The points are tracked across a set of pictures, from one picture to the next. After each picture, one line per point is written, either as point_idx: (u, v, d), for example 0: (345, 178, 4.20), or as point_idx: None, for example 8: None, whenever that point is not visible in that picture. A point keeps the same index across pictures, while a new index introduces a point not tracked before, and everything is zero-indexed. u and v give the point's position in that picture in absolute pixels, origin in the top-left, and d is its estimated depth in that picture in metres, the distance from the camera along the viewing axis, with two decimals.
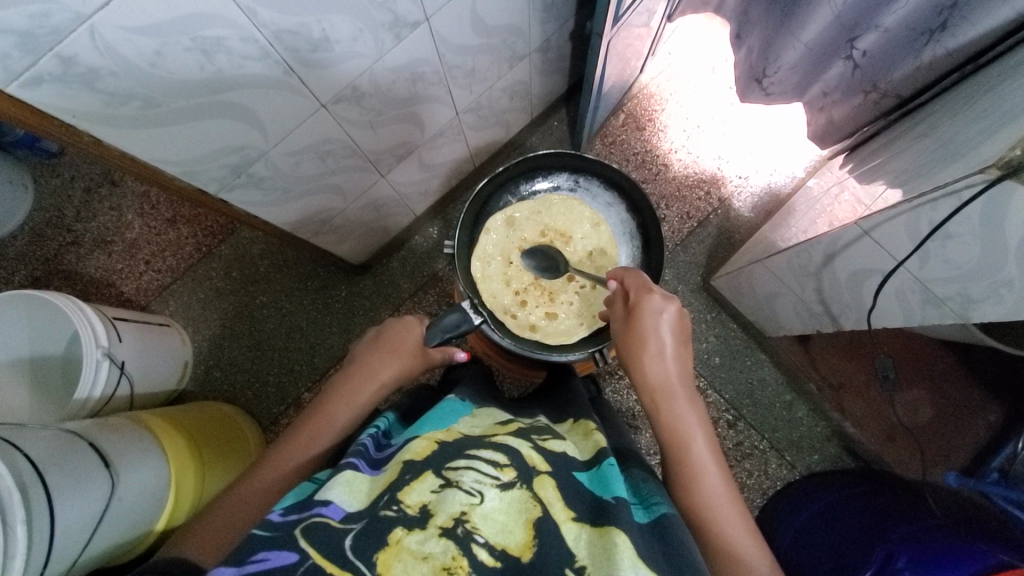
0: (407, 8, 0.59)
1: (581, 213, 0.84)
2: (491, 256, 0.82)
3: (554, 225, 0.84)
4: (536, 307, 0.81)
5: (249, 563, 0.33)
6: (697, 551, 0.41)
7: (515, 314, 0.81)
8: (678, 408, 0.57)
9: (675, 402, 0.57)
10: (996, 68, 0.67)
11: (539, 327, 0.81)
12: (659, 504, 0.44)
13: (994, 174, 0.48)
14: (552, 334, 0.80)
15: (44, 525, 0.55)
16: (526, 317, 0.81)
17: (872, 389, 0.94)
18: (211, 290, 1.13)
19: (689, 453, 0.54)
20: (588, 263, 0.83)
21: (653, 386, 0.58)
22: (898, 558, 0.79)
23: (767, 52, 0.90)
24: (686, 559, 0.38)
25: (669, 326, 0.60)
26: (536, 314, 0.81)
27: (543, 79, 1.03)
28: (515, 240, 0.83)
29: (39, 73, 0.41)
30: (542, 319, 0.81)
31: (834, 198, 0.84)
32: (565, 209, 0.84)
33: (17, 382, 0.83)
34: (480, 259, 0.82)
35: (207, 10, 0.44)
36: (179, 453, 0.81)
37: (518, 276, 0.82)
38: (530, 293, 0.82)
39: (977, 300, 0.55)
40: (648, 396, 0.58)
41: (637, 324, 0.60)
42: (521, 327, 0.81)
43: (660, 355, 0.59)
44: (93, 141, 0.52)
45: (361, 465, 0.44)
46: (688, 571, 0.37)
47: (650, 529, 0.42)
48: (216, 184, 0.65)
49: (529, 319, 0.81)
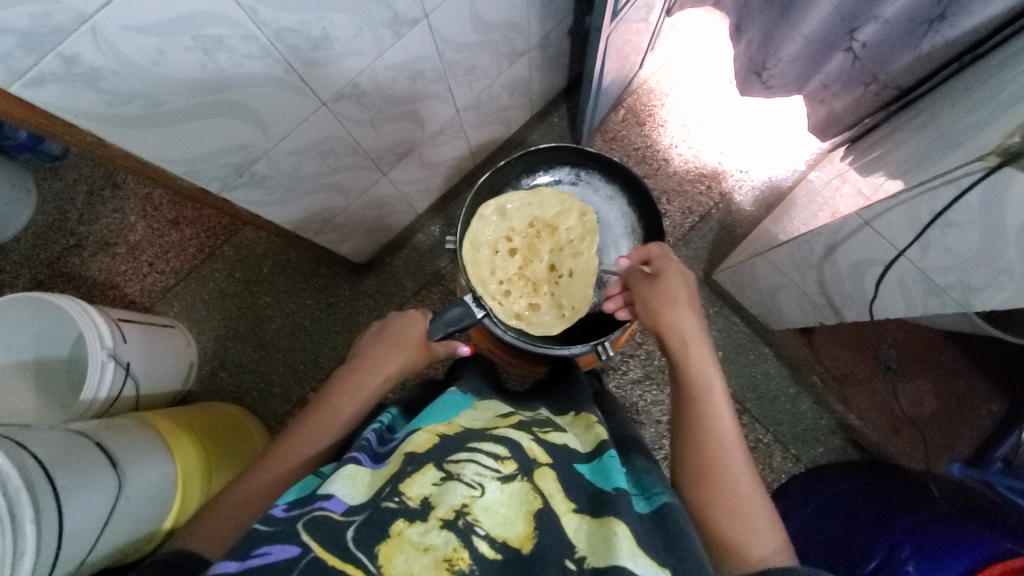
0: (406, 6, 0.59)
1: (571, 204, 0.83)
2: (479, 244, 0.80)
3: (544, 217, 0.82)
4: (522, 297, 0.79)
5: (251, 557, 0.33)
6: (699, 537, 0.41)
7: (499, 302, 0.78)
8: (699, 356, 0.60)
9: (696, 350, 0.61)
10: (996, 58, 0.67)
11: (524, 316, 0.79)
12: (660, 493, 0.44)
13: (993, 161, 0.48)
14: (534, 325, 0.79)
15: (53, 524, 0.56)
16: (512, 307, 0.79)
17: (876, 380, 0.94)
18: (216, 291, 1.14)
19: (704, 399, 0.58)
20: (575, 252, 0.80)
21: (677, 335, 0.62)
22: (902, 547, 0.83)
23: (766, 45, 0.90)
24: (686, 549, 0.39)
25: (684, 289, 0.65)
26: (521, 304, 0.79)
27: (543, 75, 1.03)
28: (504, 228, 0.81)
29: (42, 72, 0.42)
30: (526, 310, 0.79)
31: (835, 190, 0.84)
32: (557, 201, 0.83)
33: (22, 385, 0.84)
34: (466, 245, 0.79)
35: (207, 9, 0.45)
36: (186, 455, 0.81)
37: (505, 264, 0.80)
38: (514, 283, 0.79)
39: (979, 288, 0.56)
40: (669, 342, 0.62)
41: (662, 284, 0.65)
42: (505, 315, 0.78)
43: (685, 308, 0.63)
44: (98, 142, 0.52)
45: (363, 459, 0.44)
46: (687, 561, 0.38)
47: (650, 518, 0.42)
48: (219, 183, 0.65)
49: (514, 309, 0.79)
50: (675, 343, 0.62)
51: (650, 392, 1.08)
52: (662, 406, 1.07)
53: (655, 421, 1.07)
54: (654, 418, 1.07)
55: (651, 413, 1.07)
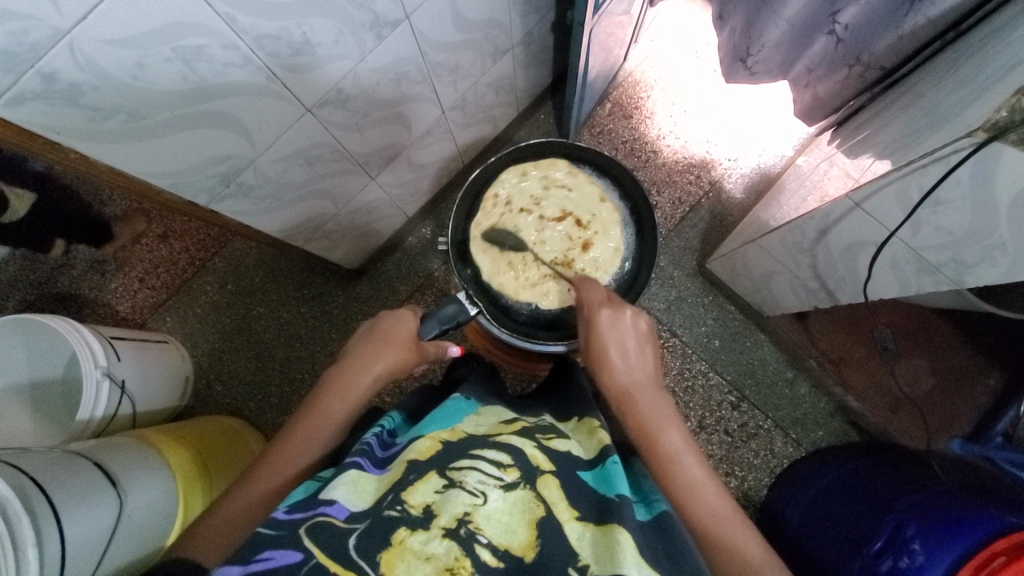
0: (386, 7, 0.59)
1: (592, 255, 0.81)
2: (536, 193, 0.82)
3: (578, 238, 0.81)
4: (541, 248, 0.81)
5: (253, 563, 0.33)
6: (696, 547, 0.42)
7: (496, 226, 0.81)
8: (644, 404, 0.55)
9: (642, 399, 0.56)
10: (979, 33, 0.67)
11: (515, 265, 0.80)
12: (661, 503, 0.46)
13: (982, 137, 0.48)
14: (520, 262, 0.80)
15: (55, 545, 0.55)
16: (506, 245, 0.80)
17: (874, 361, 0.95)
18: (208, 304, 1.13)
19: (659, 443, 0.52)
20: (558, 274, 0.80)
21: (619, 388, 0.57)
22: (907, 526, 0.78)
23: (750, 31, 0.89)
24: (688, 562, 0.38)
25: (629, 332, 0.60)
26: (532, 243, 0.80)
27: (527, 72, 1.03)
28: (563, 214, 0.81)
29: (22, 91, 0.41)
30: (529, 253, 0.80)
31: (824, 173, 0.84)
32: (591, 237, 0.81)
33: (16, 409, 0.83)
34: (527, 170, 0.83)
35: (188, 18, 0.44)
36: (186, 471, 0.80)
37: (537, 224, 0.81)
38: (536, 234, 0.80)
39: (972, 264, 0.56)
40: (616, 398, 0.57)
41: (596, 334, 0.61)
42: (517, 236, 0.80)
43: (619, 357, 0.59)
44: (81, 158, 0.51)
45: (366, 465, 0.44)
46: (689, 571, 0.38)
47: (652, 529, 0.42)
48: (206, 195, 0.64)
49: (497, 281, 0.80)
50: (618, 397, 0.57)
51: None
52: None
53: None
54: None
55: None
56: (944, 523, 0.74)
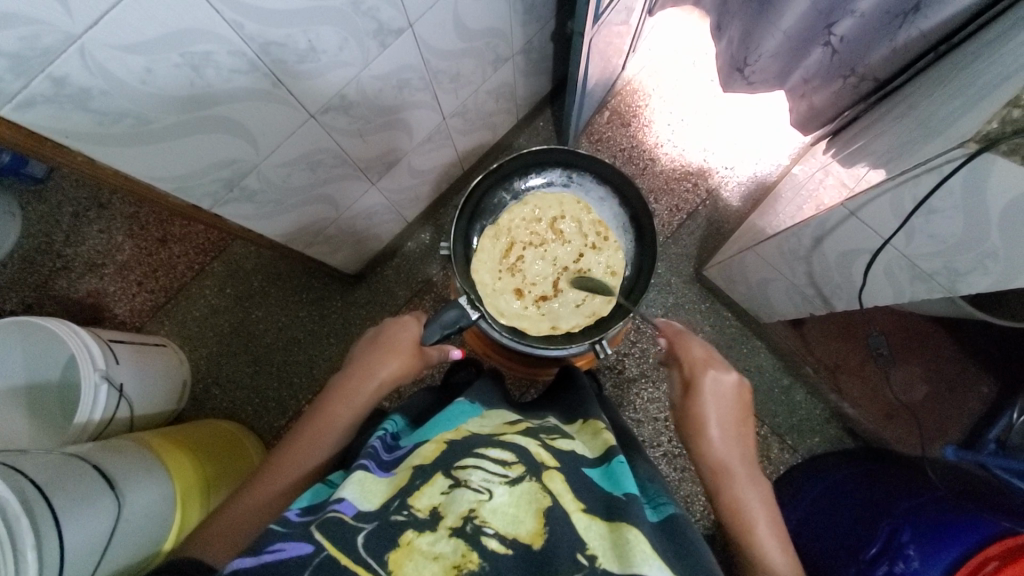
0: (390, 15, 0.60)
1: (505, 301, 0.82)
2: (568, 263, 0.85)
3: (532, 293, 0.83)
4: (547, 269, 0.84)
5: (265, 553, 0.34)
6: (708, 549, 0.41)
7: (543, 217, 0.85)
8: (735, 479, 0.59)
9: (731, 478, 0.60)
10: (972, 46, 0.68)
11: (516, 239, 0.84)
12: (666, 504, 0.45)
13: (973, 147, 0.49)
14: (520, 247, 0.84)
15: (54, 547, 0.55)
16: (539, 235, 0.85)
17: (868, 367, 0.96)
18: (208, 308, 1.13)
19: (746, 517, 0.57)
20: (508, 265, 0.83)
21: (711, 461, 0.61)
22: (902, 531, 0.79)
23: (747, 41, 0.91)
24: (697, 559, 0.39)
25: (722, 401, 0.65)
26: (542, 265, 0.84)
27: (527, 79, 1.04)
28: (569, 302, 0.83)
29: (32, 94, 0.41)
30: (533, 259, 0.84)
31: (819, 182, 0.85)
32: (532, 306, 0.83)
33: (12, 413, 0.83)
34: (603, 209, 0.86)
35: (196, 25, 0.45)
36: (183, 474, 0.80)
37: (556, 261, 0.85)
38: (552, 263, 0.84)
39: (964, 272, 0.57)
40: (706, 469, 0.61)
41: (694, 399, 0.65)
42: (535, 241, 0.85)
43: (717, 432, 0.63)
44: (87, 161, 0.52)
45: (372, 467, 0.44)
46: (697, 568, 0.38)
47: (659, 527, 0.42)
48: (210, 198, 0.65)
49: (509, 223, 0.84)
50: (707, 472, 0.61)
51: (646, 389, 1.09)
52: (659, 403, 1.08)
53: (653, 418, 1.08)
54: (652, 415, 1.08)
55: (648, 411, 1.08)
56: (938, 528, 0.75)
